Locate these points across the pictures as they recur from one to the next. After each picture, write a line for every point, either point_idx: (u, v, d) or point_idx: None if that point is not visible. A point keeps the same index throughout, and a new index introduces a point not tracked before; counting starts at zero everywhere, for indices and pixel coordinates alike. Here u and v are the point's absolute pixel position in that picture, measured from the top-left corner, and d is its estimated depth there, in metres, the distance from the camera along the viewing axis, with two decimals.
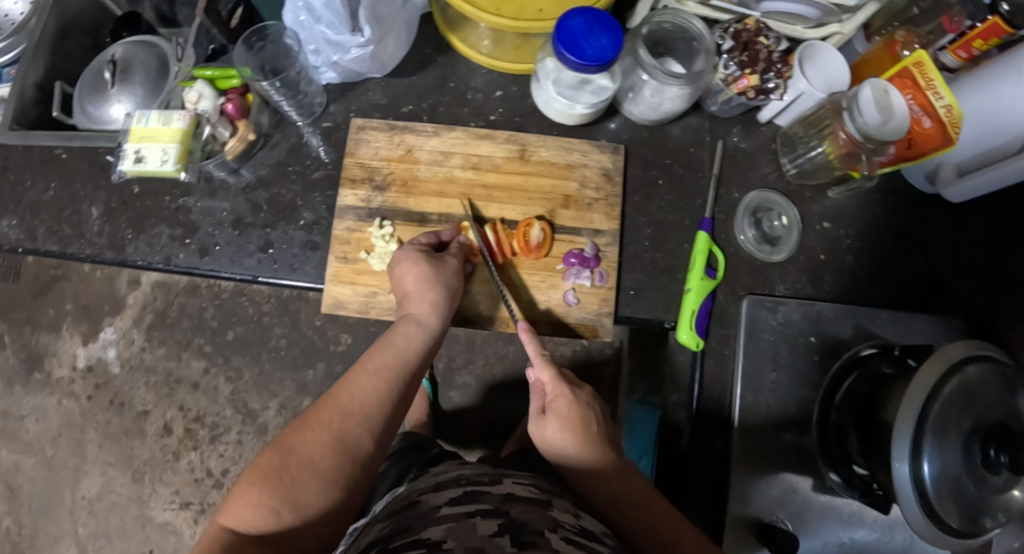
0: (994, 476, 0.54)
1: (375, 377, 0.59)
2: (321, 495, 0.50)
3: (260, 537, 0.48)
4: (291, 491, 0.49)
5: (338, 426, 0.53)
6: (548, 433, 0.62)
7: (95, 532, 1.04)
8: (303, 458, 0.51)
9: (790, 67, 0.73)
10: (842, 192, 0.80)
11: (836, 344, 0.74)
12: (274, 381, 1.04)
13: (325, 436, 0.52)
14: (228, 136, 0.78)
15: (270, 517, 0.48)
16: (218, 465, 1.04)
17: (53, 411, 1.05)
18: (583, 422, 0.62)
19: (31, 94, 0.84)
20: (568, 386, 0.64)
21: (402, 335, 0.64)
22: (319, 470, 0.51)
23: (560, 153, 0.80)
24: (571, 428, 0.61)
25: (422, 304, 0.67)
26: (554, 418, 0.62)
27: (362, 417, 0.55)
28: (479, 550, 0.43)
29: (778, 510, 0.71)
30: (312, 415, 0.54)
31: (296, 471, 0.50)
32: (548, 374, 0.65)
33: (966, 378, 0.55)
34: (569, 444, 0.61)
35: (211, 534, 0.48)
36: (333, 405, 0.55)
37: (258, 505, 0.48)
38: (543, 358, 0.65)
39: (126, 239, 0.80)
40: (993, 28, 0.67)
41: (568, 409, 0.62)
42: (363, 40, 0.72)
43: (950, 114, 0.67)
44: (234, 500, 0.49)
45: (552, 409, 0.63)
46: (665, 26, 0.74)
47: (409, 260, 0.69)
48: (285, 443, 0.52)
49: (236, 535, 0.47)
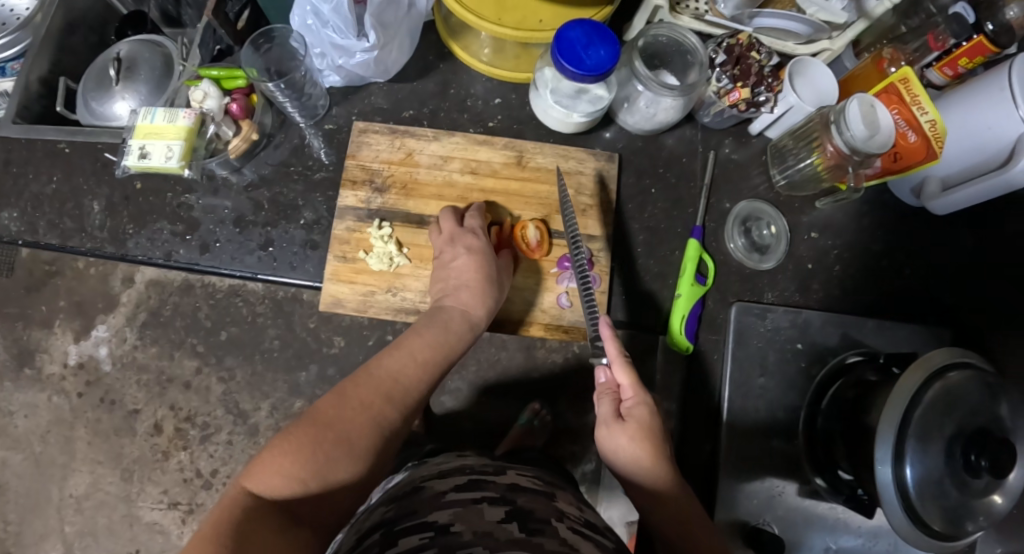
0: (975, 480, 0.56)
1: (419, 369, 0.64)
2: (349, 471, 0.53)
3: (283, 506, 0.47)
4: (324, 466, 0.51)
5: (378, 409, 0.58)
6: (622, 440, 0.60)
7: (82, 530, 1.04)
8: (341, 435, 0.54)
9: (780, 82, 0.76)
10: (829, 203, 0.82)
11: (824, 351, 0.76)
12: (266, 381, 1.04)
13: (366, 415, 0.57)
14: (231, 135, 0.80)
15: (297, 486, 0.49)
16: (208, 465, 1.03)
17: (42, 407, 1.05)
18: (659, 438, 0.60)
19: (36, 88, 0.85)
20: (648, 395, 0.62)
21: (453, 326, 0.70)
22: (354, 449, 0.54)
23: (556, 159, 0.82)
24: (647, 442, 0.59)
25: (478, 300, 0.72)
26: (630, 425, 0.60)
27: (401, 402, 0.61)
28: (487, 534, 0.45)
29: (764, 514, 0.72)
30: (352, 393, 0.58)
31: (332, 447, 0.52)
32: (627, 379, 0.63)
33: (947, 385, 0.57)
34: (643, 459, 0.59)
35: (231, 496, 0.46)
36: (374, 386, 0.60)
37: (288, 474, 0.49)
38: (626, 362, 0.63)
39: (127, 234, 0.82)
40: (979, 46, 0.70)
41: (648, 419, 0.61)
42: (368, 44, 0.74)
43: (935, 128, 0.69)
44: (261, 467, 0.49)
45: (630, 415, 0.61)
46: (662, 39, 0.77)
47: (474, 255, 0.73)
48: (324, 418, 0.54)
49: (260, 501, 0.46)
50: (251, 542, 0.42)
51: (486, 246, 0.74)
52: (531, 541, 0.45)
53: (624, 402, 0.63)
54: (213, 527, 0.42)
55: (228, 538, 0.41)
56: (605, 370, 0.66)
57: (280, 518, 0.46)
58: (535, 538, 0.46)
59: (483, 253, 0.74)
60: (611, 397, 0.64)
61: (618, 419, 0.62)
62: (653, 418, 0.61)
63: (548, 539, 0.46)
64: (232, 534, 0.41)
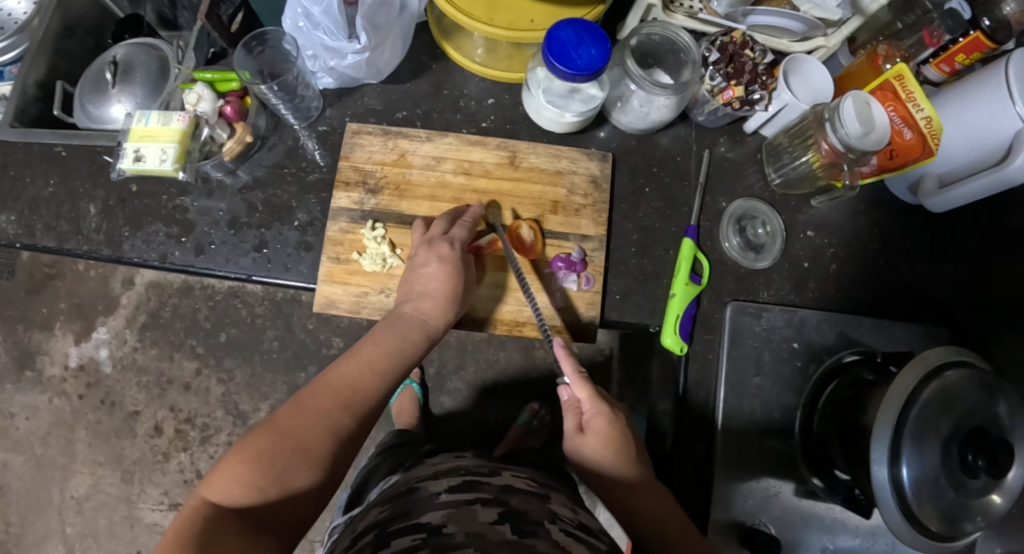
0: (972, 480, 0.56)
1: (377, 377, 0.61)
2: (309, 479, 0.51)
3: (243, 513, 0.47)
4: (282, 474, 0.50)
5: (335, 418, 0.55)
6: (587, 449, 0.63)
7: (83, 531, 1.04)
8: (298, 443, 0.52)
9: (775, 79, 0.75)
10: (825, 201, 0.82)
11: (820, 350, 0.76)
12: (265, 382, 1.04)
13: (321, 425, 0.54)
14: (225, 138, 0.80)
15: (257, 494, 0.48)
16: (207, 466, 1.04)
17: (43, 409, 1.05)
18: (623, 441, 0.63)
19: (33, 91, 0.85)
20: (606, 404, 0.64)
21: (410, 335, 0.66)
22: (312, 457, 0.52)
23: (549, 160, 0.82)
24: (613, 447, 0.62)
25: (439, 311, 0.69)
26: (591, 435, 0.63)
27: (359, 411, 0.57)
28: (480, 535, 0.45)
29: (760, 514, 0.72)
30: (309, 400, 0.56)
31: (289, 455, 0.51)
32: (585, 392, 0.65)
33: (945, 384, 0.57)
34: (609, 461, 0.62)
35: (192, 506, 0.47)
36: (330, 394, 0.57)
37: (247, 483, 0.48)
38: (581, 376, 0.65)
39: (124, 236, 0.82)
40: (974, 42, 0.70)
41: (608, 428, 0.63)
42: (360, 46, 0.74)
43: (930, 125, 0.69)
44: (220, 476, 0.49)
45: (589, 427, 0.63)
46: (654, 38, 0.77)
47: (445, 265, 0.70)
48: (279, 426, 0.53)
49: (220, 509, 0.47)
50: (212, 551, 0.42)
51: (459, 258, 0.71)
52: (524, 542, 0.45)
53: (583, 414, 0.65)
54: (174, 537, 0.43)
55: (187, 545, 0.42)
56: (567, 388, 0.67)
57: (239, 525, 0.46)
58: (527, 540, 0.46)
59: (456, 265, 0.71)
60: (574, 412, 0.66)
61: (580, 431, 0.64)
62: (615, 425, 0.64)
63: (540, 541, 0.46)
64: (194, 544, 0.43)
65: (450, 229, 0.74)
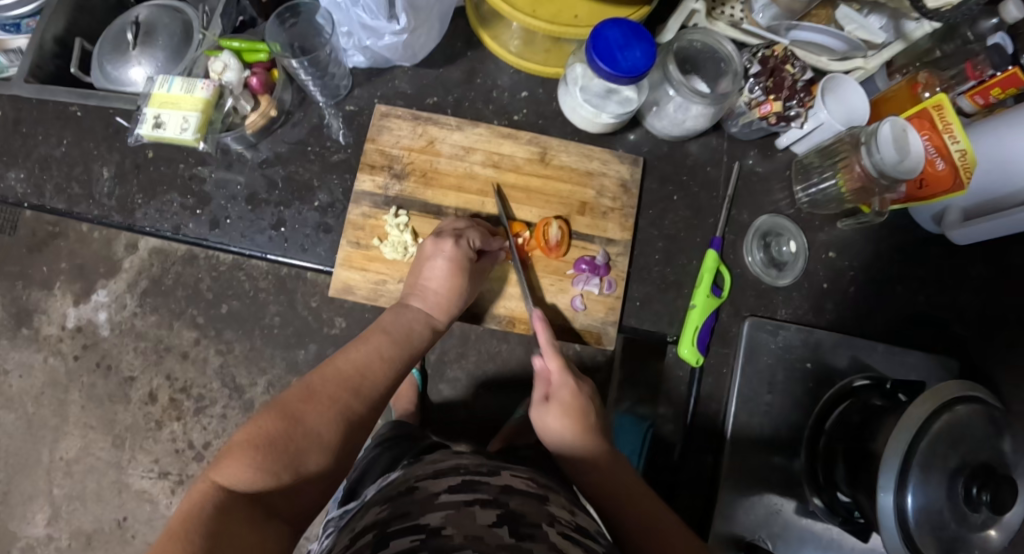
0: (975, 514, 0.55)
1: (386, 364, 0.61)
2: (320, 464, 0.51)
3: (254, 499, 0.45)
4: (294, 459, 0.49)
5: (346, 404, 0.55)
6: (548, 416, 0.63)
7: (70, 493, 0.97)
8: (309, 428, 0.51)
9: (812, 97, 0.75)
10: (851, 224, 0.81)
11: (832, 372, 0.76)
12: (264, 357, 0.96)
13: (333, 411, 0.53)
14: (248, 110, 0.78)
15: (270, 479, 0.47)
16: (200, 437, 0.96)
17: (38, 368, 0.98)
18: (583, 412, 0.63)
19: (50, 48, 0.83)
20: (572, 377, 0.65)
21: (416, 328, 0.66)
22: (324, 443, 0.51)
23: (580, 159, 0.81)
24: (572, 417, 0.63)
25: (443, 307, 0.69)
26: (555, 404, 0.64)
27: (368, 397, 0.57)
28: (479, 539, 0.45)
29: (760, 530, 0.73)
30: (319, 387, 0.55)
31: (301, 441, 0.50)
32: (556, 363, 0.66)
33: (956, 417, 0.56)
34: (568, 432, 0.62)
35: (201, 490, 0.44)
36: (340, 381, 0.56)
37: (259, 468, 0.46)
38: (554, 347, 0.66)
39: (137, 203, 0.81)
40: (1012, 78, 0.68)
41: (571, 398, 0.64)
42: (399, 27, 0.72)
43: (964, 158, 0.67)
44: (230, 460, 0.46)
45: (554, 396, 0.64)
46: (695, 45, 0.75)
47: (451, 263, 0.69)
48: (291, 411, 0.52)
49: (232, 494, 0.44)
50: (227, 542, 0.40)
51: (465, 255, 0.70)
52: (520, 547, 0.44)
53: (551, 385, 0.66)
54: (185, 525, 0.39)
55: (202, 534, 0.39)
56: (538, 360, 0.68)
57: (252, 512, 0.44)
58: (525, 544, 0.45)
59: (461, 263, 0.69)
60: (543, 383, 0.67)
61: (546, 400, 0.65)
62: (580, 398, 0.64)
63: (538, 544, 0.45)
64: (206, 534, 0.39)
65: (464, 228, 0.72)
